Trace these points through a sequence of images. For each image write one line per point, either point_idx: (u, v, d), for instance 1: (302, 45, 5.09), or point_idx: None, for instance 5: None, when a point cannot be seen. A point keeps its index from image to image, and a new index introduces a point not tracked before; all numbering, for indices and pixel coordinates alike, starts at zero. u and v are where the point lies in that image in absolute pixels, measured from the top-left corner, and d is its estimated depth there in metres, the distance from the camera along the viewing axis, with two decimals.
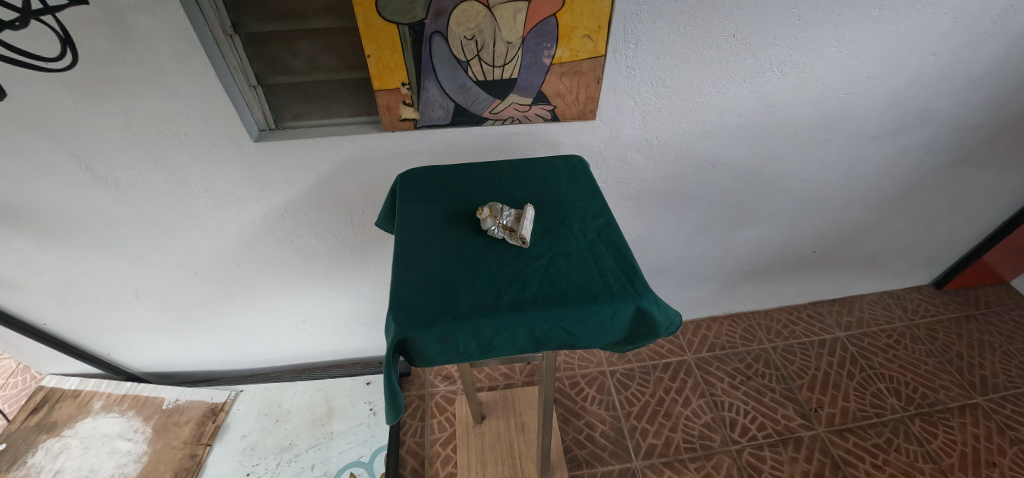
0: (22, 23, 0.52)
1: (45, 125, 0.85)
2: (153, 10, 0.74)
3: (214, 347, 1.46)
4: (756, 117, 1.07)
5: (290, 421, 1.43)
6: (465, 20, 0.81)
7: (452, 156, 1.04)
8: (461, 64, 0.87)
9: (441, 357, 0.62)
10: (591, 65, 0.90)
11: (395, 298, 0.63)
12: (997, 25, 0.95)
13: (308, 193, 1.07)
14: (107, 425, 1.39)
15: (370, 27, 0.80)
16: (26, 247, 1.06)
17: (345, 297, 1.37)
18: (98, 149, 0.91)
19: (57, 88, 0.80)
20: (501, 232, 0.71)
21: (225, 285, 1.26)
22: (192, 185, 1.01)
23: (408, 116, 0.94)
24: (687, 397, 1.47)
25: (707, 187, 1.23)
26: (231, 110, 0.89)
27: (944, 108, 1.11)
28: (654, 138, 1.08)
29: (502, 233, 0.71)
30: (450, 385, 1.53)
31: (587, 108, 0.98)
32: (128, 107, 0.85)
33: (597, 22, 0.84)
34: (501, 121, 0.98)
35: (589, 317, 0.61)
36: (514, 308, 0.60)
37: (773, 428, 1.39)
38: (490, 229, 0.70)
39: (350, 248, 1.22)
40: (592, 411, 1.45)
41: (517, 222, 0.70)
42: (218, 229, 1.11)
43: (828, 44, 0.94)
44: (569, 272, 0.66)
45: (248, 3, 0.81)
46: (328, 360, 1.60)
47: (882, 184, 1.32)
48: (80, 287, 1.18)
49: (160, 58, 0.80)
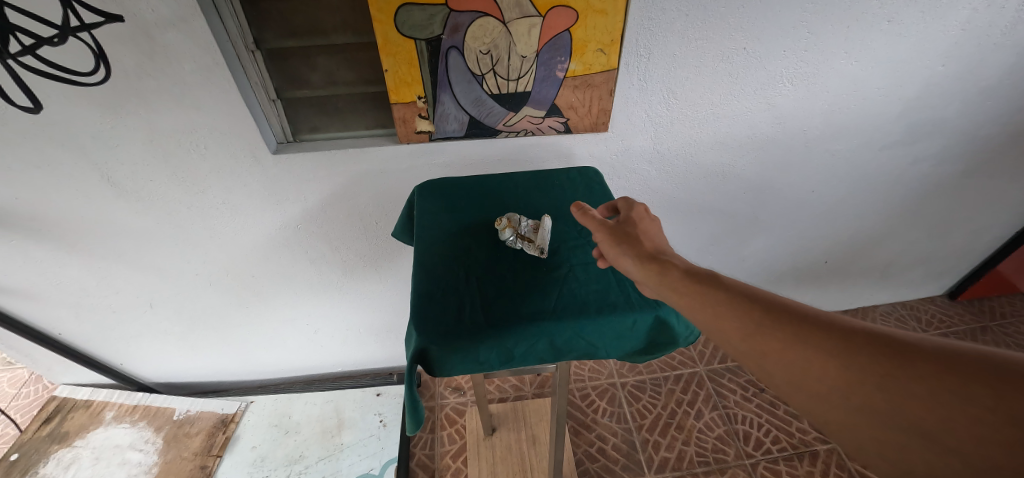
0: (61, 40, 0.57)
1: (70, 138, 0.88)
2: (180, 27, 0.77)
3: (224, 358, 1.47)
4: (766, 128, 1.07)
5: (300, 433, 1.43)
6: (482, 35, 0.83)
7: (466, 168, 1.05)
8: (476, 78, 0.89)
9: (461, 369, 0.62)
10: (603, 78, 0.92)
11: (416, 308, 0.63)
12: (1006, 36, 0.96)
13: (323, 204, 1.08)
14: (118, 435, 1.39)
15: (387, 42, 0.82)
16: (46, 258, 1.07)
17: (356, 308, 1.37)
18: (121, 162, 0.93)
19: (85, 102, 0.83)
20: (521, 244, 0.71)
21: (238, 296, 1.27)
22: (210, 197, 1.02)
23: (424, 128, 0.96)
24: (699, 410, 1.46)
25: (718, 198, 1.23)
26: (251, 123, 0.91)
27: (955, 119, 1.11)
28: (666, 149, 1.08)
29: (521, 243, 0.71)
30: (459, 396, 1.52)
31: (599, 120, 0.99)
32: (152, 120, 0.88)
33: (609, 36, 0.86)
34: (514, 133, 0.99)
35: (608, 327, 0.61)
36: (534, 319, 0.61)
37: (788, 441, 1.37)
38: (508, 239, 0.71)
39: (363, 259, 1.23)
40: (603, 424, 1.43)
41: (523, 226, 0.72)
42: (233, 240, 1.12)
43: (836, 56, 0.96)
44: (587, 282, 0.66)
45: (269, 19, 0.83)
46: (339, 371, 1.60)
47: (893, 195, 1.31)
48: (96, 296, 1.19)
49: (184, 73, 0.82)
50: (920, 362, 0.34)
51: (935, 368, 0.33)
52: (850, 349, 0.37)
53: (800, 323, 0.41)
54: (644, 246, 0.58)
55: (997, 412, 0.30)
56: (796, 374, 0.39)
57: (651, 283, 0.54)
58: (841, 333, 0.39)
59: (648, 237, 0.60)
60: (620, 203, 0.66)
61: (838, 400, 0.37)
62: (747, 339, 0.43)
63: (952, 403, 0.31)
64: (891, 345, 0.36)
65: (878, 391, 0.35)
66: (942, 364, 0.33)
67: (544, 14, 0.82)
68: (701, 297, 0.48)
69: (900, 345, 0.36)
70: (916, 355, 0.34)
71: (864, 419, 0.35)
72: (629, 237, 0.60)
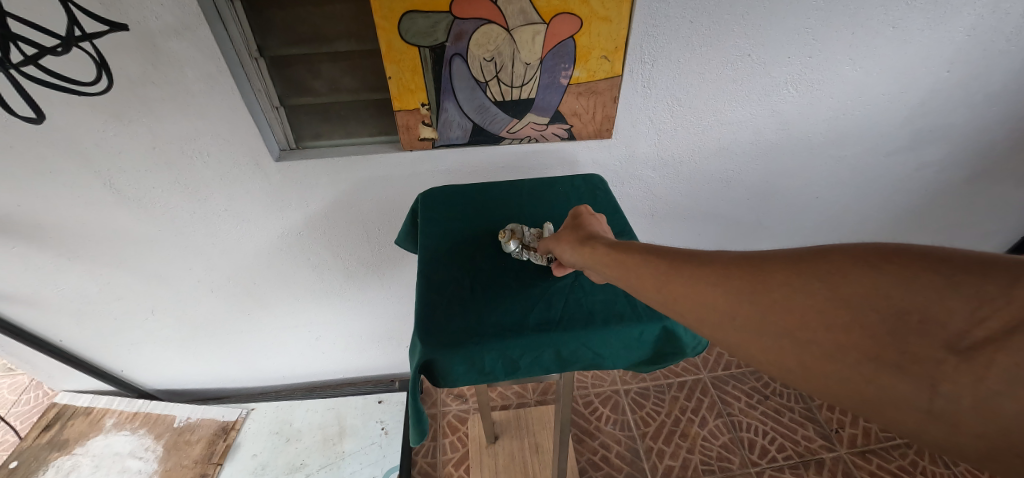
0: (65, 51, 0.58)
1: (73, 145, 0.87)
2: (184, 35, 0.77)
3: (226, 365, 1.46)
4: (770, 135, 1.07)
5: (301, 441, 1.42)
6: (485, 42, 0.83)
7: (469, 175, 1.05)
8: (480, 85, 0.88)
9: (466, 378, 0.62)
10: (607, 85, 0.92)
11: (421, 318, 0.63)
12: (1012, 42, 0.95)
13: (325, 212, 1.08)
14: (118, 443, 1.38)
15: (391, 49, 0.82)
16: (47, 264, 1.07)
17: (359, 315, 1.36)
18: (124, 169, 0.93)
19: (89, 110, 0.83)
20: (527, 254, 0.70)
21: (240, 303, 1.26)
22: (212, 203, 1.02)
23: (427, 135, 0.95)
24: (703, 418, 1.44)
25: (722, 204, 1.23)
26: (254, 130, 0.91)
27: (961, 125, 1.10)
28: (669, 156, 1.08)
29: (527, 254, 0.70)
30: (462, 404, 1.51)
31: (603, 127, 0.98)
32: (154, 128, 0.87)
33: (613, 43, 0.86)
34: (518, 140, 0.99)
35: (615, 337, 0.61)
36: (540, 329, 0.60)
37: (794, 449, 1.36)
38: (514, 251, 0.70)
39: (365, 266, 1.22)
40: (607, 431, 1.42)
41: (529, 236, 0.70)
42: (235, 246, 1.12)
43: (841, 63, 0.95)
44: (593, 291, 0.65)
45: (273, 27, 0.83)
46: (340, 378, 1.59)
47: (898, 202, 1.30)
48: (97, 303, 1.19)
49: (187, 80, 0.82)
50: (779, 268, 0.32)
51: (790, 270, 0.31)
52: (726, 274, 0.35)
53: (682, 263, 0.39)
54: (580, 231, 0.60)
55: (837, 296, 0.28)
56: (688, 312, 0.36)
57: (587, 264, 0.55)
58: (719, 262, 0.36)
59: (583, 228, 0.60)
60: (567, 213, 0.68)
61: (715, 325, 0.34)
62: (655, 288, 0.41)
63: (807, 300, 0.29)
64: (755, 259, 0.34)
65: (750, 306, 0.32)
66: (795, 263, 0.31)
67: (548, 22, 0.82)
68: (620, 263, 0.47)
69: (764, 257, 0.34)
70: (776, 263, 0.32)
71: (745, 336, 0.32)
72: (568, 233, 0.61)
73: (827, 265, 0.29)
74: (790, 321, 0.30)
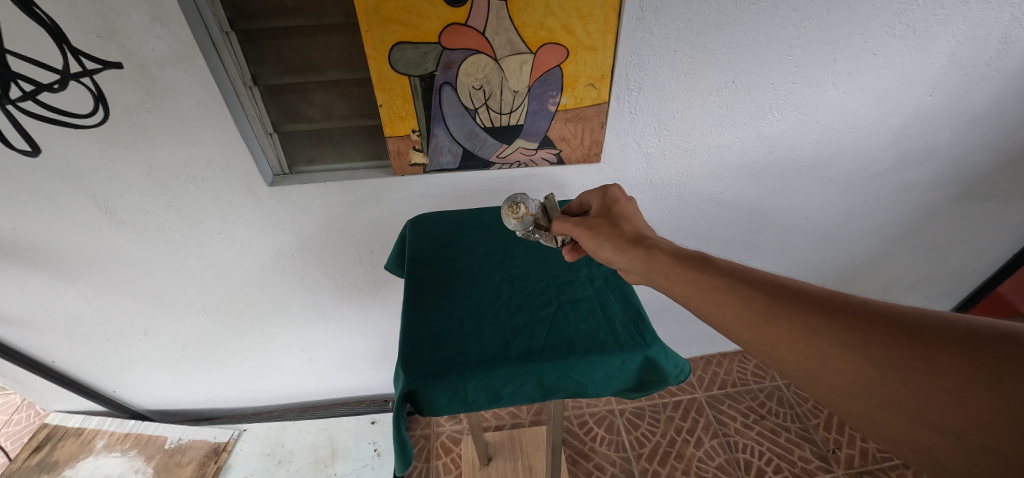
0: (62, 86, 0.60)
1: (69, 170, 0.89)
2: (179, 65, 0.79)
3: (218, 385, 1.45)
4: (758, 157, 1.09)
5: (292, 463, 1.41)
6: (474, 71, 0.85)
7: (460, 198, 1.06)
8: (469, 112, 0.90)
9: (450, 407, 0.62)
10: (594, 111, 0.93)
11: (405, 348, 0.63)
12: (991, 67, 0.97)
13: (318, 234, 1.09)
14: (108, 465, 1.37)
15: (382, 79, 0.84)
16: (40, 287, 1.08)
17: (351, 336, 1.37)
18: (119, 194, 0.94)
19: (85, 138, 0.85)
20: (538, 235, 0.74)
21: (233, 323, 1.26)
22: (206, 226, 1.03)
23: (418, 161, 0.97)
24: (698, 438, 1.43)
25: (712, 225, 1.24)
26: (248, 156, 0.92)
27: (946, 147, 1.11)
28: (658, 179, 1.09)
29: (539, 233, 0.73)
30: (455, 424, 1.50)
31: (591, 151, 1.00)
32: (150, 154, 0.89)
33: (599, 71, 0.88)
34: (508, 164, 1.00)
35: (598, 367, 0.61)
36: (524, 359, 0.61)
37: (790, 470, 1.35)
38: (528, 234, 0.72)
39: (358, 287, 1.23)
40: (601, 452, 1.41)
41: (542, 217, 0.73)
42: (229, 268, 1.12)
43: (825, 88, 0.97)
44: (577, 320, 0.66)
45: (268, 57, 0.85)
46: (334, 398, 1.58)
47: (888, 221, 1.31)
48: (90, 324, 1.19)
49: (183, 109, 0.84)
50: (942, 351, 0.34)
51: (956, 358, 0.33)
52: (863, 341, 0.37)
53: (805, 312, 0.41)
54: (628, 231, 0.60)
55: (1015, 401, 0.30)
56: (818, 375, 0.39)
57: (633, 267, 0.57)
58: (856, 321, 0.38)
59: (626, 223, 0.62)
60: (596, 192, 0.70)
61: (854, 394, 0.37)
62: (749, 329, 0.44)
63: (977, 397, 0.31)
64: (907, 331, 0.36)
65: (899, 384, 0.35)
66: (964, 350, 0.33)
67: (535, 51, 0.84)
68: (706, 292, 0.48)
69: (920, 330, 0.35)
70: (936, 342, 0.34)
71: (893, 415, 0.35)
72: (604, 226, 0.62)
73: (1009, 365, 0.31)
74: (948, 412, 0.33)
